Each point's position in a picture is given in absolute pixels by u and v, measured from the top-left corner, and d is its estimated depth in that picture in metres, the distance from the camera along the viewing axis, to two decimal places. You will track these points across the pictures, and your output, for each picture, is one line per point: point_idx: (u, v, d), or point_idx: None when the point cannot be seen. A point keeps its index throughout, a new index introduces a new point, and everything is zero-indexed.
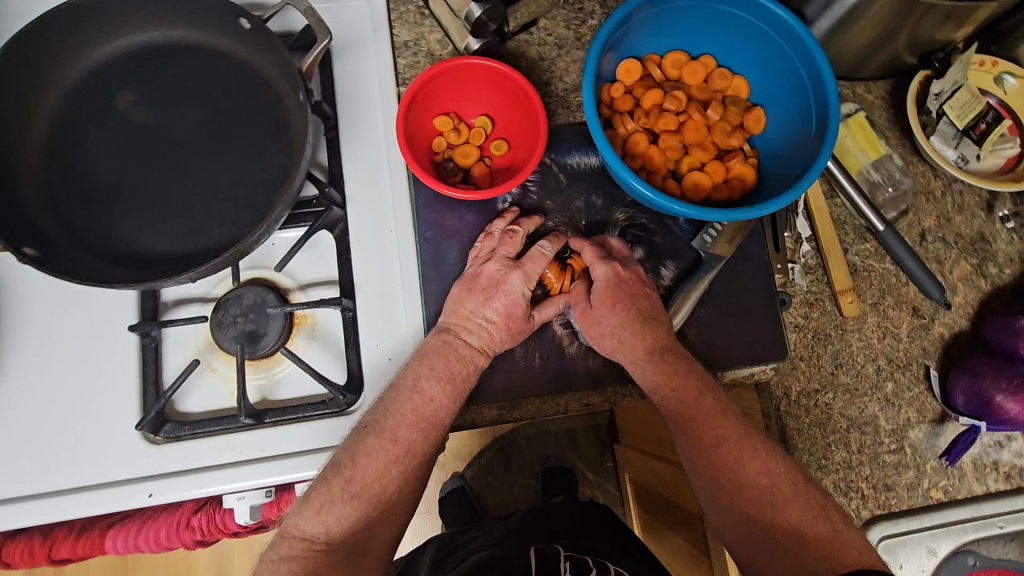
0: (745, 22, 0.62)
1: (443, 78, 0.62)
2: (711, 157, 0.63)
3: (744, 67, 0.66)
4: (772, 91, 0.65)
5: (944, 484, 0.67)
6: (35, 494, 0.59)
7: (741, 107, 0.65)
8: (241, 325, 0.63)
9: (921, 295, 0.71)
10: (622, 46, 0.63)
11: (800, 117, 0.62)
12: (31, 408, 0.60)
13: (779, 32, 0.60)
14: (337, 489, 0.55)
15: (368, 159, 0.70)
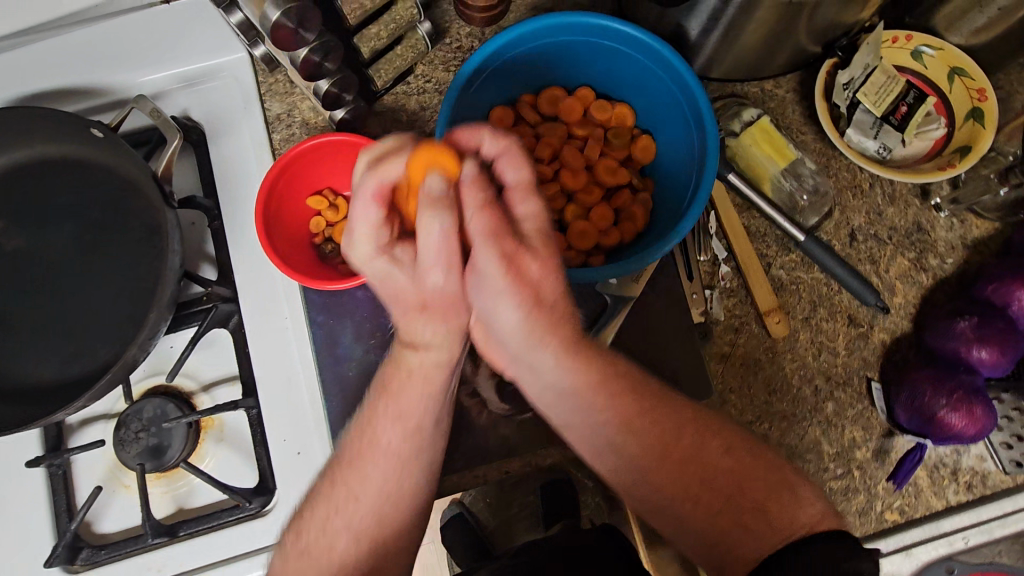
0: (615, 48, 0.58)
1: (305, 159, 0.59)
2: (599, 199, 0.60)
3: (627, 92, 0.61)
4: (657, 116, 0.60)
5: (899, 504, 0.62)
6: None
7: (626, 138, 0.61)
8: (144, 441, 0.62)
9: (857, 301, 0.66)
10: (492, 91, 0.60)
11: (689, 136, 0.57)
12: None
13: (646, 51, 0.56)
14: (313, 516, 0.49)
15: (255, 246, 0.67)
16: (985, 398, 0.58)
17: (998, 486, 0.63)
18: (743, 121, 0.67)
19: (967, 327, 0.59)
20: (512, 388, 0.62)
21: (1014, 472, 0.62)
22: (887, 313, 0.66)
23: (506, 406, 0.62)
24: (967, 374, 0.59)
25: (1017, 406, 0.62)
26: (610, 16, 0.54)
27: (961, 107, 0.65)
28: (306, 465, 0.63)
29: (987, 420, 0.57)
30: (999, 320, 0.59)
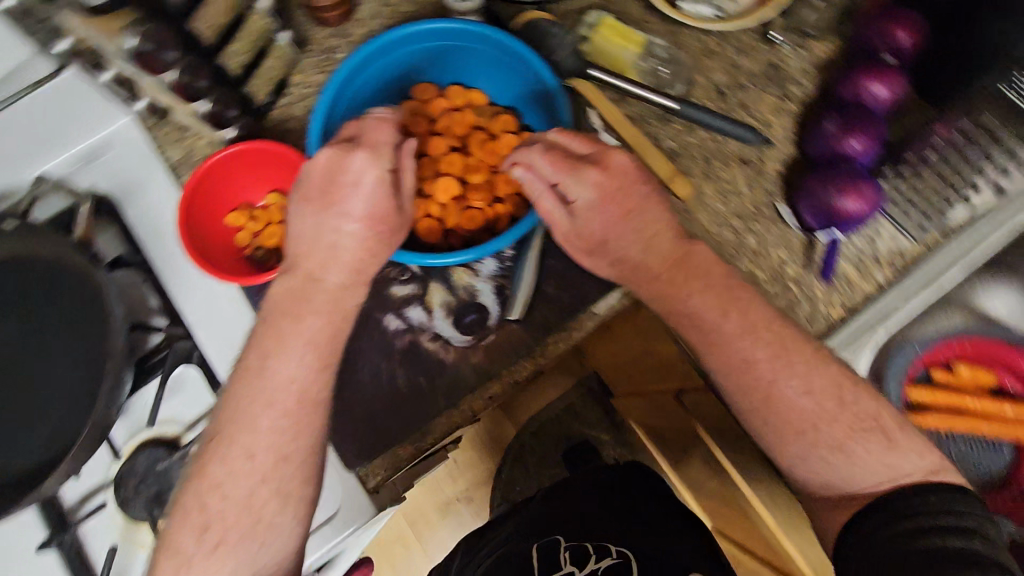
0: (441, 47, 0.67)
1: (210, 180, 0.63)
2: (487, 172, 0.68)
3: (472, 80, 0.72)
4: (505, 90, 0.71)
5: (840, 299, 0.69)
6: None
7: (490, 115, 0.71)
8: (145, 493, 0.63)
9: (743, 145, 0.72)
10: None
11: (537, 103, 0.67)
12: None
13: (470, 39, 0.66)
14: (193, 544, 0.48)
15: (193, 281, 0.70)
16: (869, 178, 0.64)
17: (916, 255, 0.69)
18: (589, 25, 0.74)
19: (832, 127, 0.66)
20: (469, 319, 0.65)
21: (921, 236, 0.68)
22: (771, 144, 0.72)
23: (467, 337, 0.65)
24: (847, 166, 0.65)
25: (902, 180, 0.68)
26: (427, 22, 0.64)
27: None
28: None
29: (876, 195, 0.64)
30: (856, 111, 0.66)
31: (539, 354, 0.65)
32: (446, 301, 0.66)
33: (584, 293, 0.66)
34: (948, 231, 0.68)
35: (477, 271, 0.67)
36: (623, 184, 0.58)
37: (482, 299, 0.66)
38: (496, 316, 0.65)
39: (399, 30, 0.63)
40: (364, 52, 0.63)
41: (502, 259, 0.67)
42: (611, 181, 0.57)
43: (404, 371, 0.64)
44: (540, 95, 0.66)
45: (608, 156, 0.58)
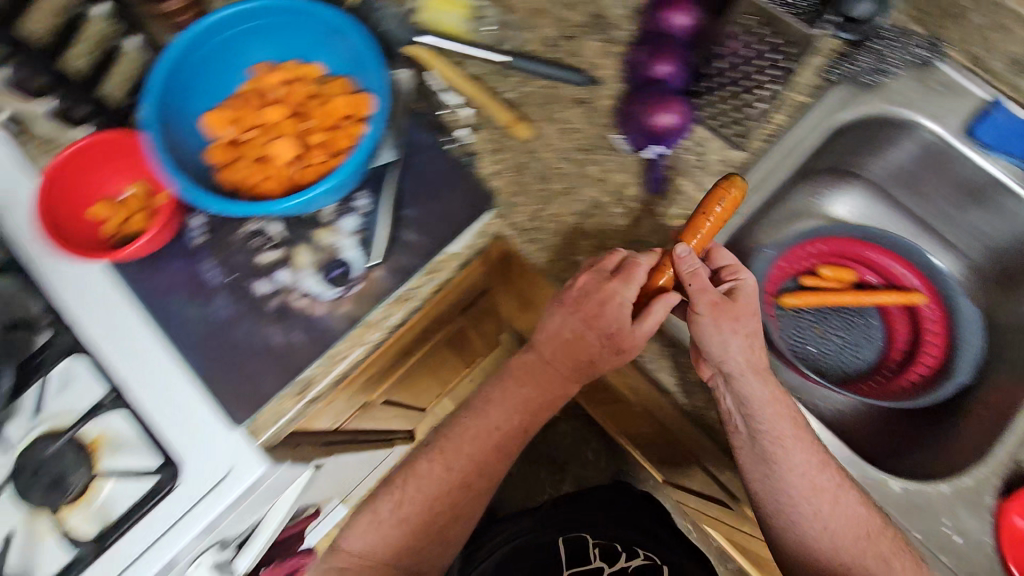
0: (258, 25, 0.70)
1: (73, 165, 0.67)
2: (326, 129, 0.68)
3: (314, 53, 0.72)
4: (341, 61, 0.71)
5: (677, 209, 0.75)
6: None
7: (317, 81, 0.71)
8: (44, 479, 0.66)
9: (574, 87, 0.79)
10: (186, 126, 0.68)
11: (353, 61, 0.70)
12: None
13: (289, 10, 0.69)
14: (387, 511, 0.72)
15: (75, 283, 0.71)
16: (677, 97, 0.72)
17: (742, 163, 0.76)
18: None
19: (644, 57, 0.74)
20: (336, 272, 0.70)
21: (745, 145, 0.76)
22: (600, 83, 0.79)
23: (337, 290, 0.70)
24: (662, 85, 0.72)
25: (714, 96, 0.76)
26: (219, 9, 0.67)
27: None
28: (193, 428, 0.67)
29: (682, 111, 0.72)
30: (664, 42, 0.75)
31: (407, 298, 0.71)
32: (313, 261, 0.71)
33: (447, 236, 0.72)
34: (767, 137, 0.77)
35: (339, 230, 0.71)
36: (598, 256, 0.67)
37: (344, 254, 0.71)
38: (360, 268, 0.70)
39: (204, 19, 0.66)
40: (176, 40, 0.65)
41: (360, 216, 0.72)
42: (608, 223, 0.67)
43: (278, 330, 0.69)
44: (367, 60, 0.68)
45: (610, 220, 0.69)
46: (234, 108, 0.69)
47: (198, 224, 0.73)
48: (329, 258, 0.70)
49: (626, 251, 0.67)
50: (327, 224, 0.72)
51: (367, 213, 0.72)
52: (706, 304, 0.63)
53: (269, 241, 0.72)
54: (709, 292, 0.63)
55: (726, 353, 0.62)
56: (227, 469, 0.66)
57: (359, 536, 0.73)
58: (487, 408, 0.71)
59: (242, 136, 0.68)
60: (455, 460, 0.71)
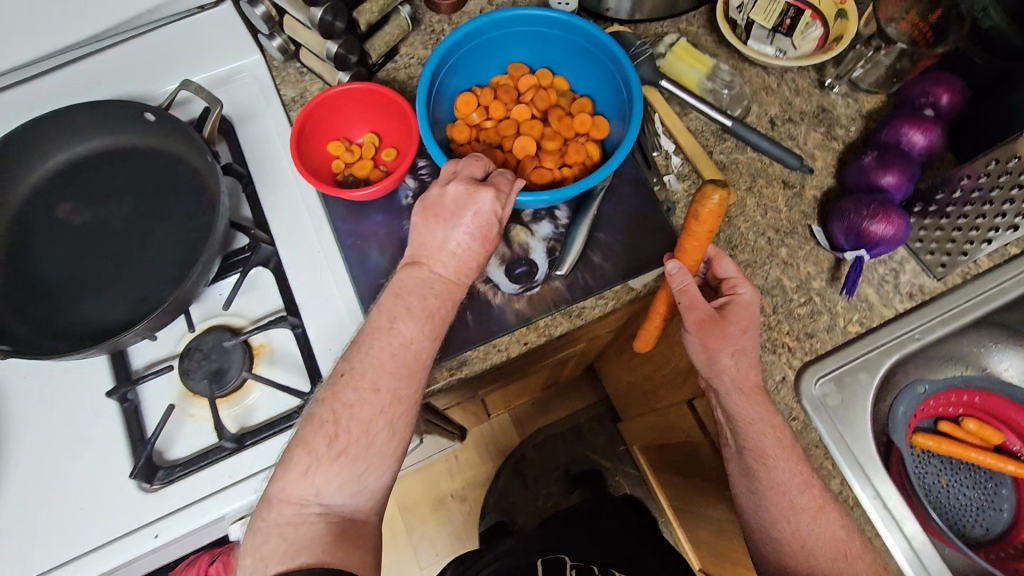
0: (541, 33, 0.76)
1: (330, 105, 0.74)
2: (561, 141, 0.74)
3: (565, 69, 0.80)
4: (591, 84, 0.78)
5: (859, 318, 0.74)
6: (54, 534, 0.64)
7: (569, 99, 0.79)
8: (207, 366, 0.71)
9: (786, 169, 0.80)
10: (445, 96, 0.76)
11: (616, 93, 0.75)
12: (39, 478, 0.66)
13: (562, 30, 0.75)
14: (322, 447, 0.56)
15: (289, 205, 0.79)
16: (899, 208, 0.70)
17: (935, 293, 0.75)
18: (666, 45, 0.82)
19: (871, 160, 0.74)
20: (520, 270, 0.73)
21: (943, 276, 0.74)
22: (813, 173, 0.80)
23: (516, 286, 0.72)
24: (881, 195, 0.72)
25: None
26: (518, 9, 0.73)
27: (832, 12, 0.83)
28: None
29: (903, 225, 0.70)
30: (893, 151, 0.74)
31: (575, 314, 0.73)
32: (502, 252, 0.73)
33: (630, 269, 0.74)
34: (968, 275, 0.75)
35: (534, 232, 0.75)
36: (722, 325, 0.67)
37: (533, 256, 0.74)
38: (544, 273, 0.73)
39: (504, 13, 0.73)
40: (473, 24, 0.72)
41: (557, 225, 0.75)
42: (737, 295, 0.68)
43: None
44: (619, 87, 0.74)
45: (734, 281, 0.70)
46: (489, 95, 0.76)
47: (409, 185, 0.77)
48: (519, 255, 0.73)
49: (731, 293, 0.69)
50: (525, 223, 0.75)
51: (565, 225, 0.75)
52: (692, 321, 0.67)
53: None
54: (697, 309, 0.66)
55: (713, 369, 0.67)
56: None
57: (295, 483, 0.55)
58: (412, 296, 0.61)
59: (486, 121, 0.76)
60: (383, 380, 0.58)
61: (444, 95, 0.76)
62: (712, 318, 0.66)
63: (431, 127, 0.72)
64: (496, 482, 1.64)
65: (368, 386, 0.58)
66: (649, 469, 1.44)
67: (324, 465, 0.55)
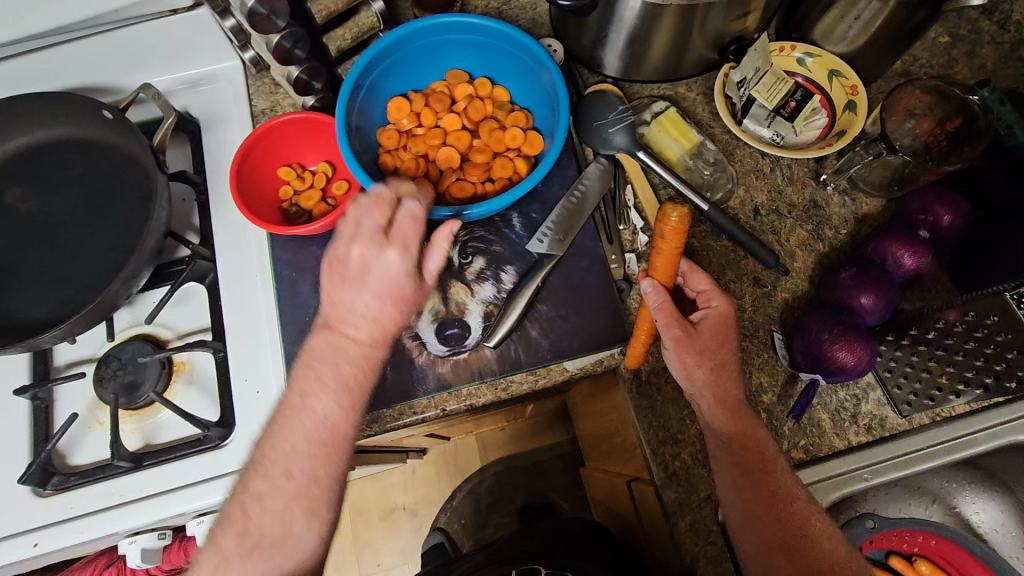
0: (480, 41, 0.70)
1: (280, 132, 0.71)
2: (491, 154, 0.69)
3: (507, 79, 0.74)
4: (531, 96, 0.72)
5: (804, 443, 0.68)
6: None
7: (506, 110, 0.72)
8: (121, 377, 0.69)
9: (760, 265, 0.74)
10: (377, 99, 0.70)
11: (551, 107, 0.69)
12: None
13: (501, 38, 0.68)
14: (233, 545, 0.54)
15: (236, 221, 0.77)
16: (864, 336, 0.65)
17: (896, 429, 0.68)
18: (652, 112, 0.77)
19: (848, 277, 0.68)
20: (451, 331, 0.70)
21: (909, 414, 0.68)
22: (788, 275, 0.74)
23: (444, 347, 0.69)
24: (849, 316, 0.66)
25: (900, 349, 0.69)
26: (455, 14, 0.67)
27: (841, 101, 0.77)
28: (262, 403, 0.69)
29: (865, 355, 0.64)
30: (875, 271, 0.67)
31: (501, 387, 0.69)
32: (436, 309, 0.70)
33: (568, 348, 0.70)
34: (937, 417, 0.68)
35: (474, 293, 0.71)
36: (697, 344, 0.63)
37: (468, 318, 0.70)
38: (475, 339, 0.69)
39: (438, 18, 0.67)
40: (405, 28, 0.66)
41: (500, 290, 0.71)
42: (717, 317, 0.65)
43: (375, 357, 0.68)
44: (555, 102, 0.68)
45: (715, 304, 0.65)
46: (421, 100, 0.70)
47: None
48: (451, 316, 0.70)
49: (704, 307, 0.65)
50: (467, 282, 0.71)
51: (507, 294, 0.71)
52: (669, 341, 0.63)
53: None
54: (674, 326, 0.63)
55: (695, 387, 0.64)
56: None
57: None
58: (321, 367, 0.57)
59: (417, 128, 0.70)
60: (294, 464, 0.55)
61: (373, 98, 0.70)
62: (689, 334, 0.63)
63: (353, 131, 0.66)
64: (450, 502, 1.61)
65: (281, 473, 0.55)
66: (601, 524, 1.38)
67: (232, 564, 0.53)
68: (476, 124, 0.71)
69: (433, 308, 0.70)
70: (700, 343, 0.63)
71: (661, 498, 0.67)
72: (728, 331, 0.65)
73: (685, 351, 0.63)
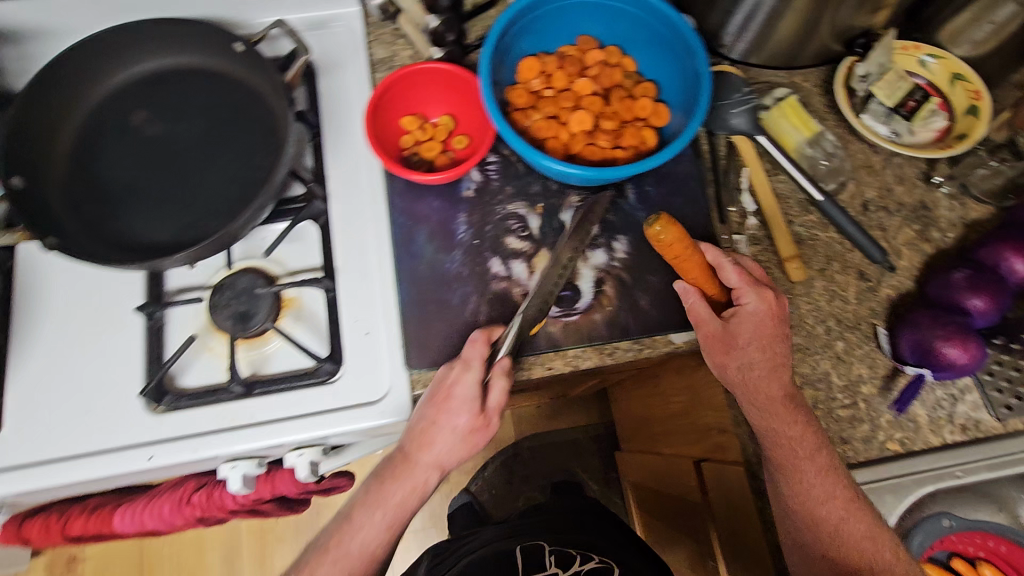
0: (617, 9, 0.70)
1: (408, 82, 0.72)
2: (620, 121, 0.69)
3: (636, 49, 0.74)
4: (660, 69, 0.72)
5: (901, 436, 0.69)
6: (56, 431, 0.65)
7: (635, 81, 0.72)
8: (235, 306, 0.70)
9: (866, 259, 0.75)
10: (510, 57, 0.70)
11: (684, 83, 0.70)
12: (56, 371, 0.67)
13: (639, 8, 0.69)
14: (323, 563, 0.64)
15: (350, 165, 0.78)
16: (977, 336, 0.65)
17: (990, 432, 0.69)
18: (774, 98, 0.78)
19: (962, 277, 0.68)
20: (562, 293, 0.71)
21: (1005, 418, 0.69)
22: (893, 271, 0.75)
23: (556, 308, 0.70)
24: (962, 316, 0.67)
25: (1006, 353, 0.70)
26: None
27: (963, 105, 0.77)
28: (372, 344, 0.70)
29: (977, 354, 0.65)
30: (990, 274, 0.68)
31: (606, 352, 0.70)
32: (548, 271, 0.71)
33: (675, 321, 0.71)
34: None
35: (587, 258, 0.72)
36: (725, 338, 0.66)
37: (579, 282, 0.71)
38: (587, 303, 0.71)
39: None
40: None
41: (613, 258, 0.72)
42: (775, 305, 0.66)
43: (489, 310, 0.70)
44: (690, 79, 0.68)
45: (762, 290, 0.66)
46: (554, 62, 0.70)
47: (474, 177, 0.75)
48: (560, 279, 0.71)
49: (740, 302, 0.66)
50: None
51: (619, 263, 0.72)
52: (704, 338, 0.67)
53: (524, 231, 0.73)
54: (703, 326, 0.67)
55: (730, 382, 0.66)
56: (376, 397, 0.68)
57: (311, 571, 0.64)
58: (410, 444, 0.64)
59: (547, 90, 0.70)
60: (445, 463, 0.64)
61: (508, 55, 0.70)
62: (718, 334, 0.66)
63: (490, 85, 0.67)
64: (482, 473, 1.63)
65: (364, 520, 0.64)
66: (636, 507, 1.40)
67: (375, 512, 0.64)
68: (605, 92, 0.71)
69: (546, 269, 0.71)
70: (730, 337, 0.66)
71: (754, 475, 0.69)
72: (780, 318, 0.66)
73: (714, 348, 0.67)
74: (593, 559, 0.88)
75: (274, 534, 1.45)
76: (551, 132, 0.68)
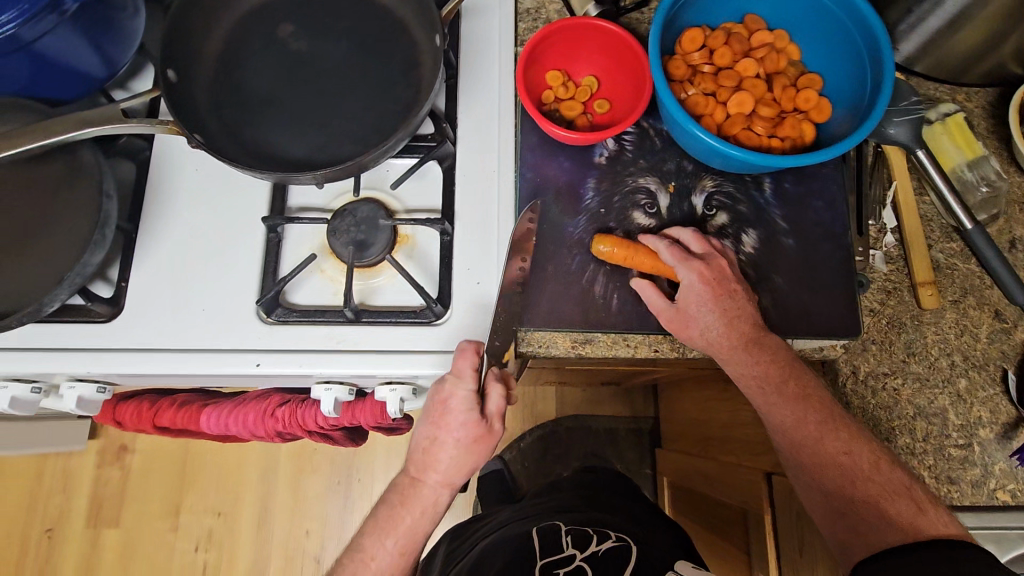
0: None
1: (563, 35, 0.70)
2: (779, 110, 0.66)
3: (805, 37, 0.70)
4: (829, 61, 0.68)
5: (1012, 488, 0.66)
6: (171, 323, 0.67)
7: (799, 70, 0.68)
8: (353, 233, 0.70)
9: (1006, 299, 0.70)
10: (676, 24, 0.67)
11: (856, 80, 0.66)
12: (177, 266, 0.69)
13: None
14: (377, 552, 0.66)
15: (482, 110, 0.76)
16: None
17: None
18: (938, 113, 0.73)
19: None
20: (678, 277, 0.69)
21: None
22: None
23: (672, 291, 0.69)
24: None
25: None
26: None
27: None
28: (482, 295, 0.70)
29: None
30: None
31: None
32: None
33: (792, 327, 0.68)
34: None
35: None
36: (692, 314, 0.64)
37: None
38: None
39: None
40: None
41: (739, 251, 0.70)
42: (711, 274, 0.64)
43: (604, 281, 0.69)
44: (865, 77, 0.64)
45: (711, 256, 0.65)
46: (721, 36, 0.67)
47: (608, 145, 0.73)
48: None
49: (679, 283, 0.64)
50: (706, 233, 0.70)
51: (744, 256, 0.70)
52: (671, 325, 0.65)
53: (652, 208, 0.71)
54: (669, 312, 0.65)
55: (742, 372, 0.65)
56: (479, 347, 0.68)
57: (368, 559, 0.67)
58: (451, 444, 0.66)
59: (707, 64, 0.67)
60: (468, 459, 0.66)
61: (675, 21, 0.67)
62: (679, 315, 0.64)
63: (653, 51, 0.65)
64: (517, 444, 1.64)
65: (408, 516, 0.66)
66: (670, 506, 1.40)
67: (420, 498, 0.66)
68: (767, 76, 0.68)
69: None
70: (685, 313, 0.64)
71: None
72: (728, 282, 0.65)
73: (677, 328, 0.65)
74: (611, 538, 0.81)
75: (308, 464, 1.48)
76: (705, 108, 0.66)
